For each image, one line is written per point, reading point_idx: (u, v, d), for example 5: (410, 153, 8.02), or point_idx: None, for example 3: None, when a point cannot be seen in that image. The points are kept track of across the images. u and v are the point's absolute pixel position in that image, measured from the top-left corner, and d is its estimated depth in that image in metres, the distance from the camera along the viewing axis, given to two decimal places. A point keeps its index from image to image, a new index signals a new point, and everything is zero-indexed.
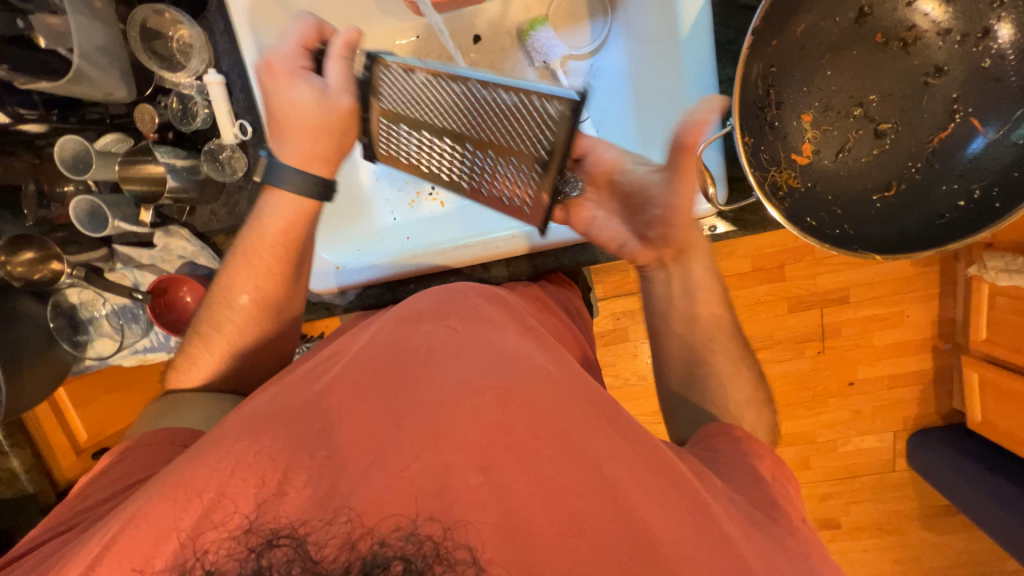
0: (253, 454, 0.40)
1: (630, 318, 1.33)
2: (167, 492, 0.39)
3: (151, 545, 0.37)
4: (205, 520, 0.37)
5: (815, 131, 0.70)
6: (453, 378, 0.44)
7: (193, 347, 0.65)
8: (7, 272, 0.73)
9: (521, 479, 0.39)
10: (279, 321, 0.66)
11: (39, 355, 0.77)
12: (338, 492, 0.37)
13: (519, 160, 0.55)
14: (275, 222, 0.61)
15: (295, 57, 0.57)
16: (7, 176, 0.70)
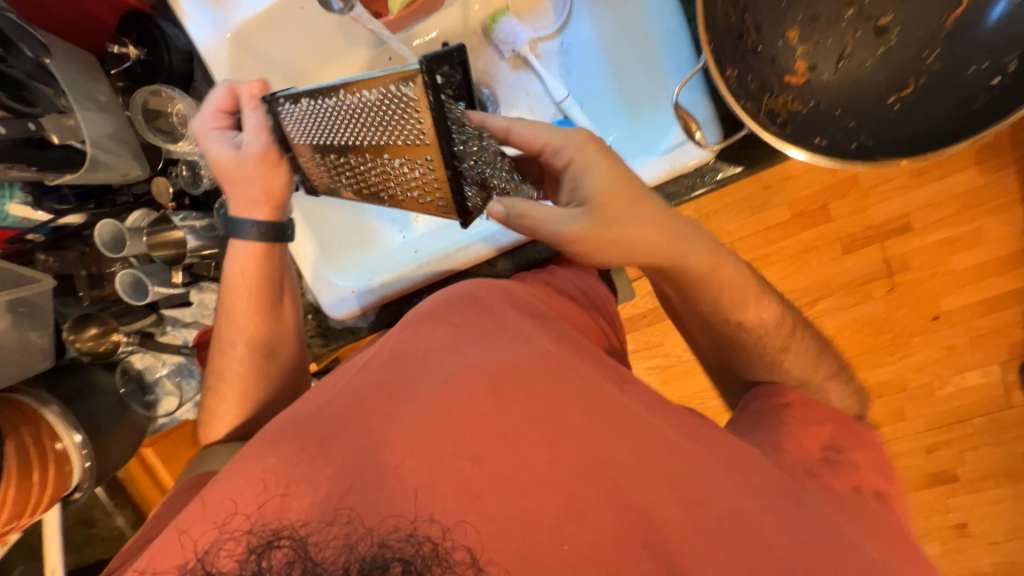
0: (262, 474, 0.42)
1: None
2: (193, 511, 0.42)
3: (181, 560, 0.40)
4: (220, 536, 0.39)
5: (805, 45, 0.65)
6: (446, 373, 0.45)
7: (209, 402, 0.69)
8: (77, 349, 0.83)
9: (514, 470, 0.41)
10: (277, 361, 0.70)
11: (117, 420, 0.87)
12: (339, 498, 0.39)
13: (417, 155, 0.55)
14: (239, 265, 0.67)
15: (211, 120, 0.65)
16: (61, 266, 0.81)
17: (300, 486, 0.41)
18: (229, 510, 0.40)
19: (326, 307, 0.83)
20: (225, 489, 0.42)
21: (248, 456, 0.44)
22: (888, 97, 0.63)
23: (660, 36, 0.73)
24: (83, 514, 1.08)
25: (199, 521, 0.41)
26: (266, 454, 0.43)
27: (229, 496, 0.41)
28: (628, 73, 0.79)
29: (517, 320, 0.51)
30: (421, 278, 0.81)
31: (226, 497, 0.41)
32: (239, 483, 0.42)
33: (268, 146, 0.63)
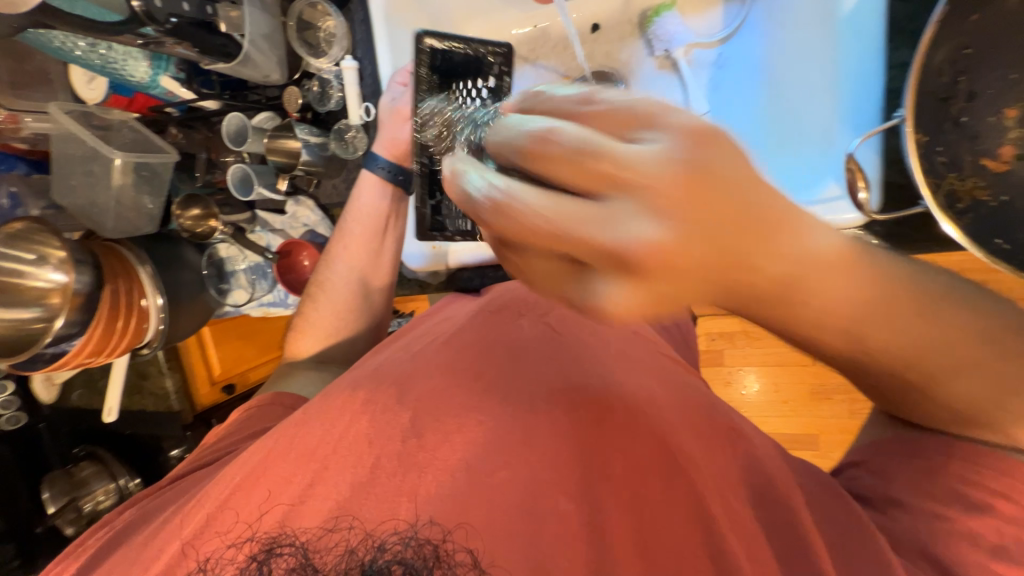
0: (356, 434, 0.47)
1: (727, 341, 1.21)
2: (283, 454, 0.47)
3: (263, 502, 0.45)
4: (310, 490, 0.44)
5: (1020, 131, 0.55)
6: None
7: (304, 308, 0.82)
8: (180, 224, 0.89)
9: (578, 512, 0.42)
10: (369, 299, 0.81)
11: (194, 294, 0.93)
12: (408, 489, 0.42)
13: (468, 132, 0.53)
14: (364, 199, 0.77)
15: (400, 78, 0.72)
16: (190, 146, 0.88)
17: (389, 461, 0.45)
18: (323, 463, 0.46)
19: (404, 256, 0.83)
20: (321, 435, 0.48)
21: (347, 402, 0.51)
22: None
23: (845, 71, 0.62)
24: (141, 367, 1.17)
25: (298, 455, 0.47)
26: (362, 415, 0.49)
27: (326, 439, 0.47)
28: (785, 106, 0.71)
29: None
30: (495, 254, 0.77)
31: (324, 445, 0.47)
32: (332, 435, 0.48)
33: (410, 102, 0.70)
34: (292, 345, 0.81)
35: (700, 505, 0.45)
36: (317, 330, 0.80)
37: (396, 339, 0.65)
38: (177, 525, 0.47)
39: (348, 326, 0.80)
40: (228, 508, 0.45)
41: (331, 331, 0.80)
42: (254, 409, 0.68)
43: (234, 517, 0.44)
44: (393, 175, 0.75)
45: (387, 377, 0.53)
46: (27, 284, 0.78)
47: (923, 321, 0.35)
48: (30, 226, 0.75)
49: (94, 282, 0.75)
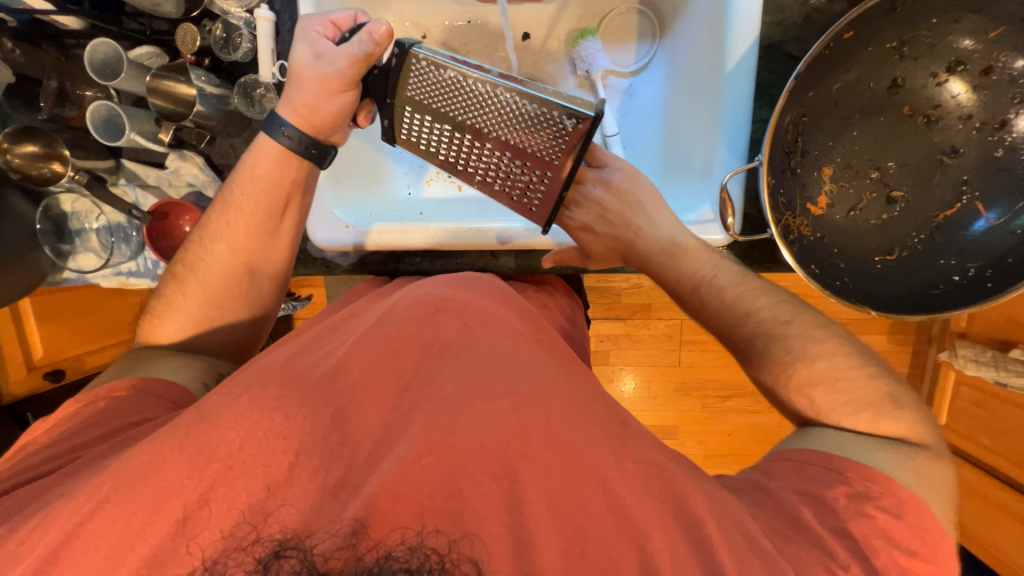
0: (265, 431, 0.41)
1: (614, 342, 1.35)
2: (173, 453, 0.40)
3: (151, 510, 0.38)
4: (211, 492, 0.38)
5: (832, 185, 0.74)
6: (465, 378, 0.45)
7: (169, 291, 0.66)
8: (6, 161, 0.71)
9: (491, 489, 0.39)
10: (256, 283, 0.68)
11: (20, 257, 0.74)
12: (333, 488, 0.39)
13: (512, 154, 0.61)
14: (261, 164, 0.64)
15: (324, 31, 0.62)
16: (32, 66, 0.70)
17: (312, 459, 0.40)
18: (227, 461, 0.39)
19: (314, 236, 0.77)
20: (222, 432, 0.41)
21: (248, 396, 0.43)
22: (875, 256, 0.73)
23: (723, 116, 0.74)
24: None
25: (189, 457, 0.40)
26: (274, 412, 0.42)
27: (226, 438, 0.40)
28: (676, 142, 0.86)
29: (539, 339, 0.52)
30: (421, 240, 0.75)
31: (223, 444, 0.40)
32: (237, 433, 0.41)
33: (338, 73, 0.59)
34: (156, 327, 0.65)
35: (615, 483, 0.41)
36: (183, 313, 0.65)
37: (302, 337, 0.56)
38: (25, 541, 0.38)
39: (231, 308, 0.67)
40: (98, 521, 0.38)
41: (209, 311, 0.65)
42: (122, 396, 0.55)
43: (115, 523, 0.38)
44: (303, 143, 0.64)
45: (303, 369, 0.47)
46: None
47: (751, 299, 0.58)
48: None
49: None
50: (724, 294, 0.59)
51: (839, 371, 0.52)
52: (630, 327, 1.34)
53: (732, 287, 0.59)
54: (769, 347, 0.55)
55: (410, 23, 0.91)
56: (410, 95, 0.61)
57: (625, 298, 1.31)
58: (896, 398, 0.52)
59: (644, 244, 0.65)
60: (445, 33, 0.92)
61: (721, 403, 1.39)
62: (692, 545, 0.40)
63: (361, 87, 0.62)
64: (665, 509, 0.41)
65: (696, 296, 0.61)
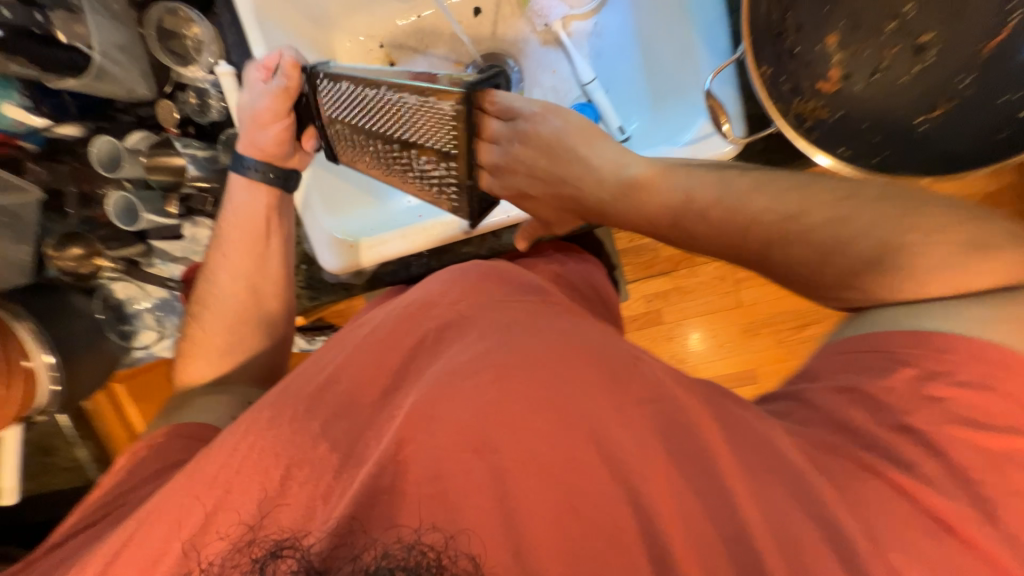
0: (259, 451, 0.42)
1: (664, 299, 1.28)
2: (182, 487, 0.42)
3: (166, 542, 0.40)
4: (213, 518, 0.40)
5: (842, 53, 0.64)
6: (448, 361, 0.44)
7: (190, 330, 0.72)
8: (58, 267, 0.80)
9: (477, 466, 0.38)
10: (265, 312, 0.73)
11: (91, 346, 0.84)
12: (325, 490, 0.39)
13: (418, 151, 0.63)
14: (243, 197, 0.71)
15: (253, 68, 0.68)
16: (52, 180, 0.79)
17: (303, 468, 0.41)
18: (225, 488, 0.40)
19: (320, 261, 0.77)
20: (221, 459, 0.42)
21: (250, 419, 0.45)
22: (916, 117, 0.63)
23: (697, 21, 0.68)
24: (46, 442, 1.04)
25: (194, 488, 0.41)
26: (265, 432, 0.43)
27: (225, 464, 0.41)
28: (656, 65, 0.79)
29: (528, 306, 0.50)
30: (420, 239, 0.74)
31: (225, 471, 0.41)
32: (235, 459, 0.42)
33: (268, 107, 0.67)
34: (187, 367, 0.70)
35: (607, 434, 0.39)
36: (208, 347, 0.70)
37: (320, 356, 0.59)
38: None
39: (246, 339, 0.72)
40: (123, 559, 0.40)
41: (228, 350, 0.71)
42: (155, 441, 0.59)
43: (140, 557, 0.40)
44: (278, 179, 0.72)
45: (301, 384, 0.48)
46: None
47: (753, 201, 0.51)
48: None
49: None
50: (712, 219, 0.54)
51: (865, 241, 0.45)
52: (676, 279, 1.26)
53: (728, 202, 0.52)
54: (789, 249, 0.49)
55: (365, 37, 0.92)
56: (327, 115, 0.66)
57: (663, 252, 1.24)
58: (983, 239, 0.41)
59: (587, 187, 0.66)
60: (397, 32, 0.92)
61: (793, 335, 1.27)
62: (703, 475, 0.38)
63: (296, 119, 0.69)
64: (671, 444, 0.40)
65: (689, 225, 0.56)
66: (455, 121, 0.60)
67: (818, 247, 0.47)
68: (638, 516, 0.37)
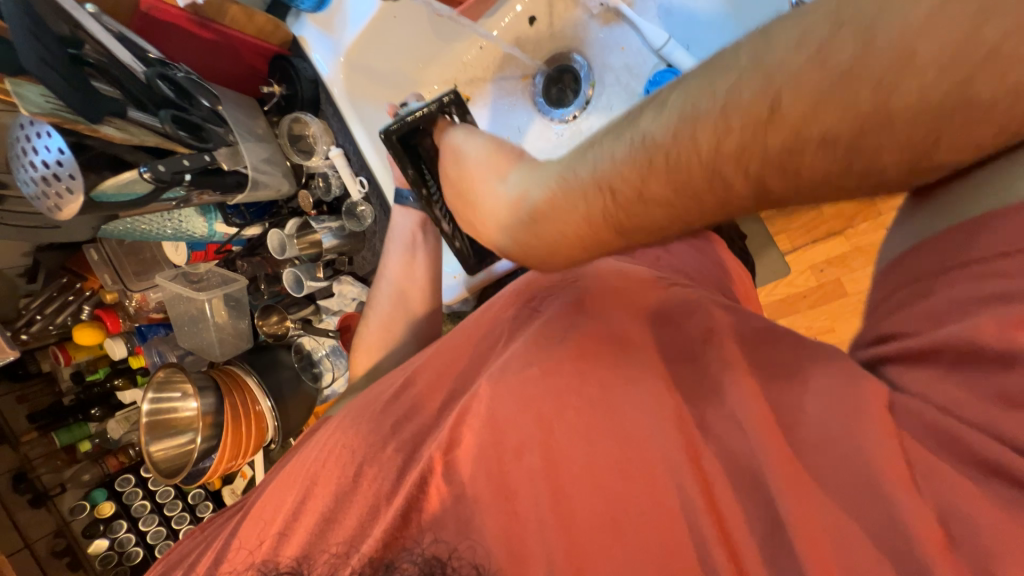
0: (340, 448, 0.50)
1: (844, 265, 0.98)
2: (287, 478, 0.51)
3: (272, 518, 0.49)
4: (301, 506, 0.48)
5: None
6: (500, 367, 0.46)
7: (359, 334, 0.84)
8: (265, 331, 1.06)
9: None
10: (410, 318, 0.81)
11: (293, 388, 1.07)
12: (387, 491, 0.45)
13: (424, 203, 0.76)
14: (407, 220, 0.81)
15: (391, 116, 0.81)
16: (253, 269, 1.06)
17: (371, 468, 0.47)
18: (311, 479, 0.49)
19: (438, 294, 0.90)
20: (313, 455, 0.51)
21: (340, 421, 0.54)
22: None
23: None
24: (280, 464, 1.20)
25: (291, 483, 0.50)
26: (346, 430, 0.51)
27: (315, 460, 0.50)
28: None
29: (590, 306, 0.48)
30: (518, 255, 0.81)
31: (312, 464, 0.50)
32: (321, 454, 0.50)
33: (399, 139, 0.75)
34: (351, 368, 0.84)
35: None
36: (371, 346, 0.81)
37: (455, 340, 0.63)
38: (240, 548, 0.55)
39: (390, 345, 0.80)
40: (241, 533, 0.51)
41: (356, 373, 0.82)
42: None
43: (253, 528, 0.50)
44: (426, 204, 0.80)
45: (380, 394, 0.55)
46: (180, 414, 0.94)
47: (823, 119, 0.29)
48: (169, 371, 0.95)
49: (217, 400, 0.94)
50: (645, 189, 0.36)
51: (851, 111, 0.28)
52: (854, 237, 0.96)
53: (672, 140, 0.34)
54: (748, 188, 0.34)
55: (439, 85, 0.97)
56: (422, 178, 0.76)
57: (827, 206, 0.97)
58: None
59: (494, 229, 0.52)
60: (466, 68, 0.95)
61: None
62: None
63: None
64: None
65: (626, 213, 0.38)
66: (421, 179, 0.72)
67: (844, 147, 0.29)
68: (677, 497, 0.39)
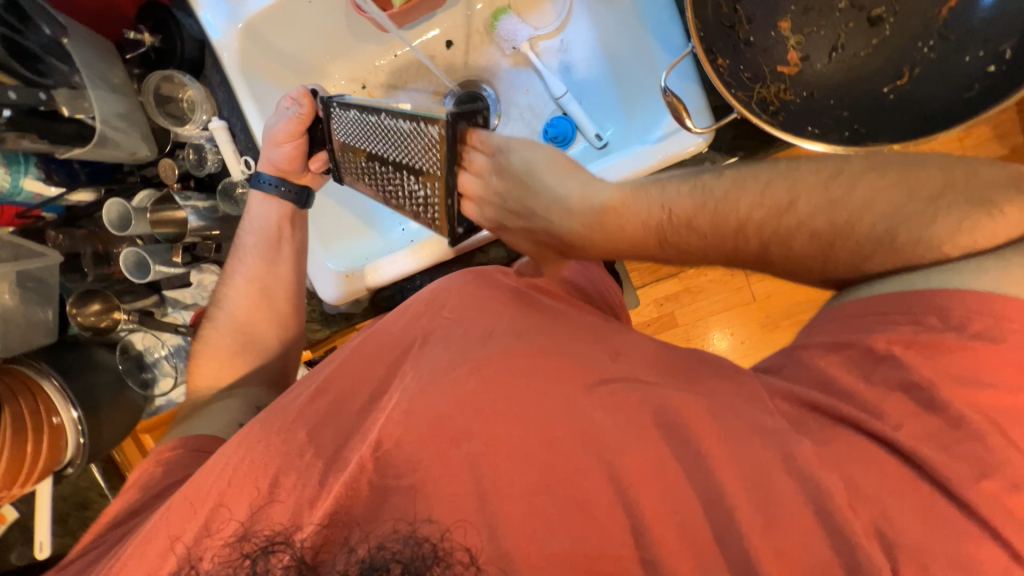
0: (250, 462, 0.45)
1: (676, 301, 1.24)
2: (179, 501, 0.44)
3: (165, 545, 0.43)
4: (207, 530, 0.42)
5: (797, 36, 0.65)
6: (432, 363, 0.47)
7: (202, 334, 0.75)
8: (80, 322, 0.86)
9: (457, 448, 0.41)
10: (275, 320, 0.75)
11: (114, 397, 0.87)
12: (311, 495, 0.42)
13: (423, 177, 0.62)
14: (270, 214, 0.75)
15: (280, 103, 0.71)
16: (71, 243, 0.84)
17: (291, 475, 0.44)
18: (219, 497, 0.43)
19: (323, 295, 0.83)
20: (214, 470, 0.45)
21: (241, 432, 0.48)
22: (882, 88, 0.63)
23: (657, 42, 0.75)
24: (79, 496, 1.00)
25: (187, 508, 0.44)
26: (258, 440, 0.46)
27: (219, 476, 0.44)
28: (627, 71, 0.83)
29: (517, 310, 0.50)
30: (428, 256, 0.77)
31: (216, 481, 0.44)
32: (226, 470, 0.45)
33: (279, 129, 0.70)
34: (206, 374, 0.72)
35: (588, 422, 0.41)
36: (216, 352, 0.73)
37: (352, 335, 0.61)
38: None
39: (266, 350, 0.74)
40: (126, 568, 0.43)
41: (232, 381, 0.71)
42: (179, 455, 0.59)
43: (138, 568, 0.43)
44: (293, 195, 0.75)
45: (290, 400, 0.51)
46: None
47: (742, 202, 0.49)
48: None
49: None
50: (691, 218, 0.52)
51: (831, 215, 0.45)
52: (685, 280, 1.22)
53: (722, 197, 0.50)
54: (744, 248, 0.50)
55: (346, 80, 0.95)
56: (341, 141, 0.68)
57: None
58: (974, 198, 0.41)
59: (559, 223, 0.62)
60: (378, 72, 0.95)
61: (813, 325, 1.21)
62: (676, 444, 0.41)
63: (309, 138, 0.72)
64: (657, 431, 0.41)
65: (671, 231, 0.54)
66: (439, 144, 0.59)
67: (824, 239, 0.45)
68: None
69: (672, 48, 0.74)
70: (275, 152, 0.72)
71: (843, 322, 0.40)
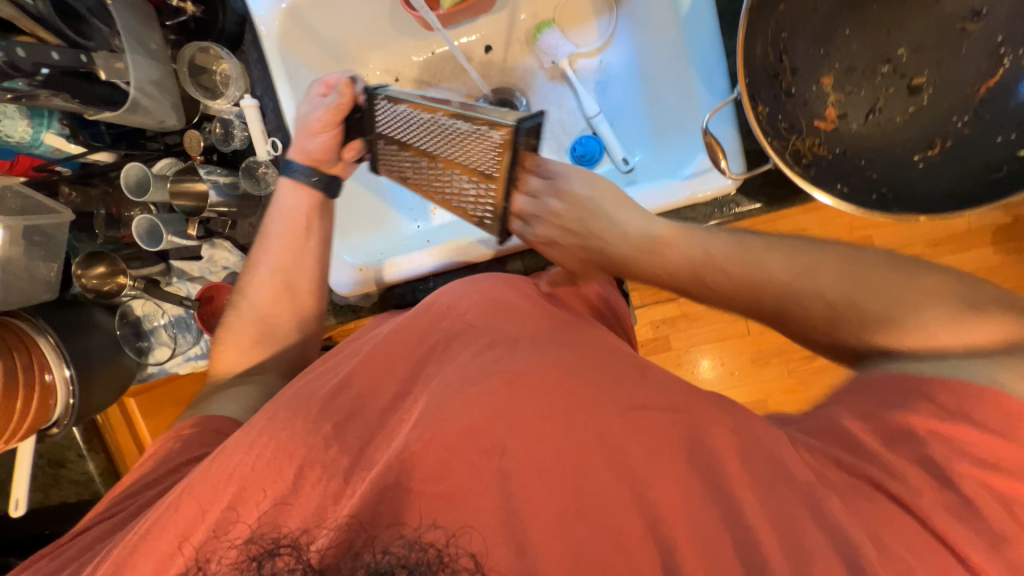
0: (270, 452, 0.45)
1: (673, 326, 1.25)
2: (193, 485, 0.44)
3: (173, 528, 0.43)
4: (218, 516, 0.42)
5: (837, 94, 0.66)
6: (459, 373, 0.47)
7: (226, 321, 0.74)
8: (82, 285, 0.84)
9: (483, 460, 0.42)
10: (295, 308, 0.74)
11: (108, 360, 0.86)
12: (334, 491, 0.42)
13: (474, 177, 0.61)
14: (296, 204, 0.73)
15: (314, 92, 0.68)
16: (85, 202, 0.83)
17: (314, 468, 0.44)
18: (239, 483, 0.43)
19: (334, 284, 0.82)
20: (231, 458, 0.45)
21: (259, 422, 0.48)
22: (913, 155, 0.64)
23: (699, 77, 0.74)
24: (56, 454, 0.99)
25: (201, 490, 0.44)
26: (275, 432, 0.46)
27: (239, 463, 0.44)
28: (662, 102, 0.84)
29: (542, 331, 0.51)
30: (443, 257, 0.78)
31: (233, 468, 0.44)
32: (244, 458, 0.44)
33: (317, 118, 0.67)
34: (222, 349, 0.72)
35: (612, 450, 0.42)
36: (239, 339, 0.72)
37: (361, 337, 0.61)
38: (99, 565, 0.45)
39: (280, 333, 0.73)
40: (132, 548, 0.43)
41: (242, 360, 0.71)
42: (187, 433, 0.58)
43: (147, 546, 0.43)
44: (323, 183, 0.73)
45: (308, 394, 0.51)
46: None
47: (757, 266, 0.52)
48: None
49: None
50: (716, 277, 0.54)
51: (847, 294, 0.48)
52: (684, 305, 1.23)
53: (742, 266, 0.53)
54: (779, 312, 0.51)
55: (381, 72, 0.95)
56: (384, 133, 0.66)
57: None
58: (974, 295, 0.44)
59: (614, 246, 0.61)
60: (414, 67, 0.95)
61: (803, 363, 1.23)
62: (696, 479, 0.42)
63: (344, 129, 0.69)
64: (678, 465, 0.42)
65: (702, 291, 0.56)
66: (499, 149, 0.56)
67: (835, 309, 0.48)
68: None
69: (713, 91, 0.74)
70: (310, 142, 0.70)
71: (880, 400, 0.42)
